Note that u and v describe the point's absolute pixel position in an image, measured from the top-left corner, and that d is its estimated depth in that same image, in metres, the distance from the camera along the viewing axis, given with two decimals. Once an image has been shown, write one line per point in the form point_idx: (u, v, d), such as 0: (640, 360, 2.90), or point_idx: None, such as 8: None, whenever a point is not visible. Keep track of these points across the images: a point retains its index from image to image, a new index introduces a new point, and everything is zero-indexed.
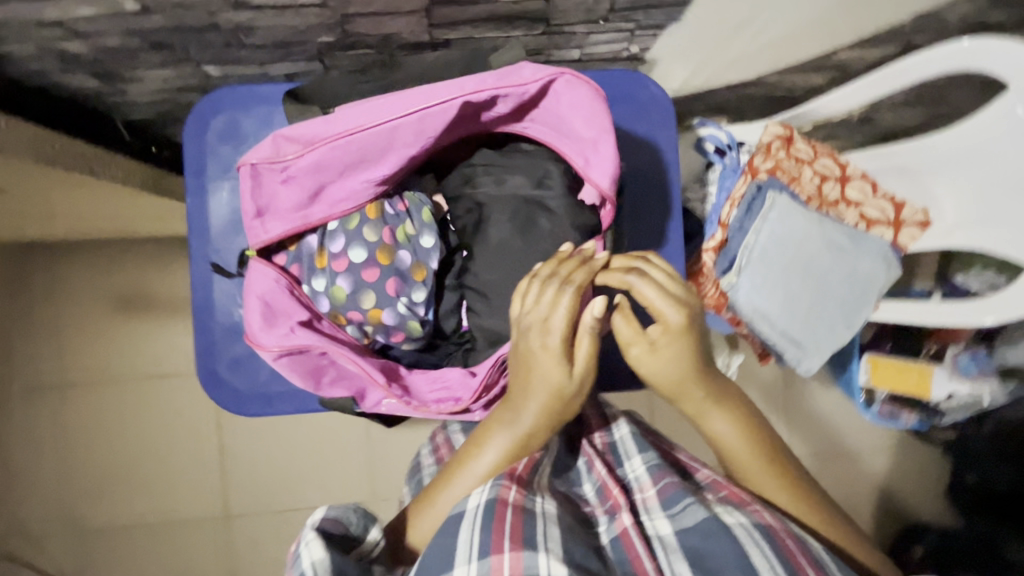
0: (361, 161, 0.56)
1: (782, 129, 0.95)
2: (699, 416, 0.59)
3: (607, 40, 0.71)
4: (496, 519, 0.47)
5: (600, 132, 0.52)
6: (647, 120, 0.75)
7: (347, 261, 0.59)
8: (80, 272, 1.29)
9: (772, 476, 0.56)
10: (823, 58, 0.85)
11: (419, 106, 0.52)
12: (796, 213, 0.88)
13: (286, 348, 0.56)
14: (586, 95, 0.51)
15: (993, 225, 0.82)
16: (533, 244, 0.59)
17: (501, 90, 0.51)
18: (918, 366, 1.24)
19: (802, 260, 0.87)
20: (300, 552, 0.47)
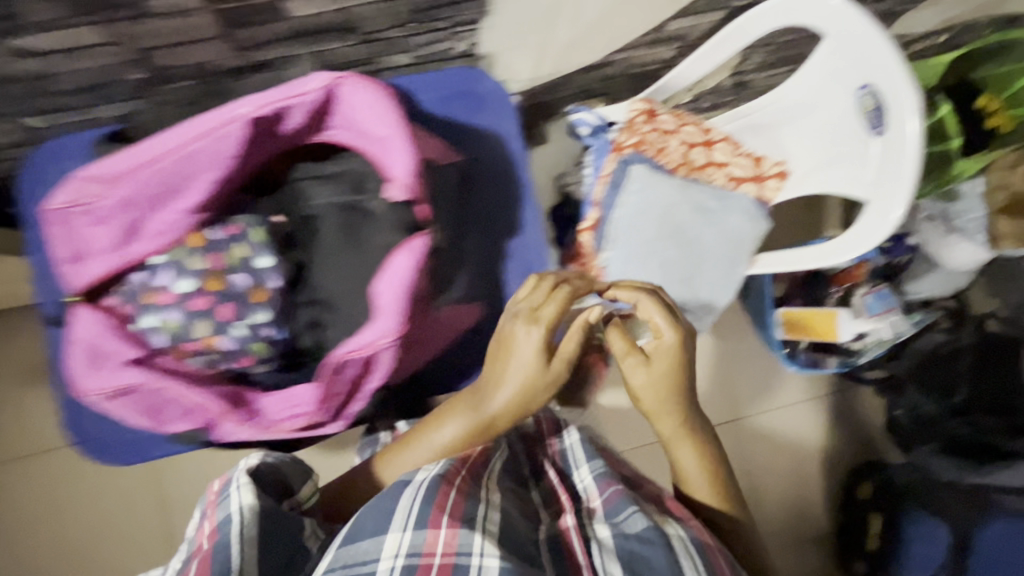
0: (167, 192, 0.55)
1: (644, 103, 0.97)
2: (671, 438, 0.69)
3: (429, 40, 0.71)
4: (440, 495, 0.53)
5: (391, 130, 0.53)
6: (489, 114, 0.77)
7: (177, 293, 0.59)
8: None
9: (710, 498, 0.68)
10: (658, 32, 0.87)
11: (207, 127, 0.52)
12: (659, 181, 0.91)
13: (113, 389, 0.55)
14: (373, 96, 0.52)
15: (833, 166, 0.85)
16: (361, 249, 0.60)
17: (279, 102, 0.52)
18: (824, 311, 1.27)
19: (671, 225, 0.90)
20: (231, 492, 0.56)
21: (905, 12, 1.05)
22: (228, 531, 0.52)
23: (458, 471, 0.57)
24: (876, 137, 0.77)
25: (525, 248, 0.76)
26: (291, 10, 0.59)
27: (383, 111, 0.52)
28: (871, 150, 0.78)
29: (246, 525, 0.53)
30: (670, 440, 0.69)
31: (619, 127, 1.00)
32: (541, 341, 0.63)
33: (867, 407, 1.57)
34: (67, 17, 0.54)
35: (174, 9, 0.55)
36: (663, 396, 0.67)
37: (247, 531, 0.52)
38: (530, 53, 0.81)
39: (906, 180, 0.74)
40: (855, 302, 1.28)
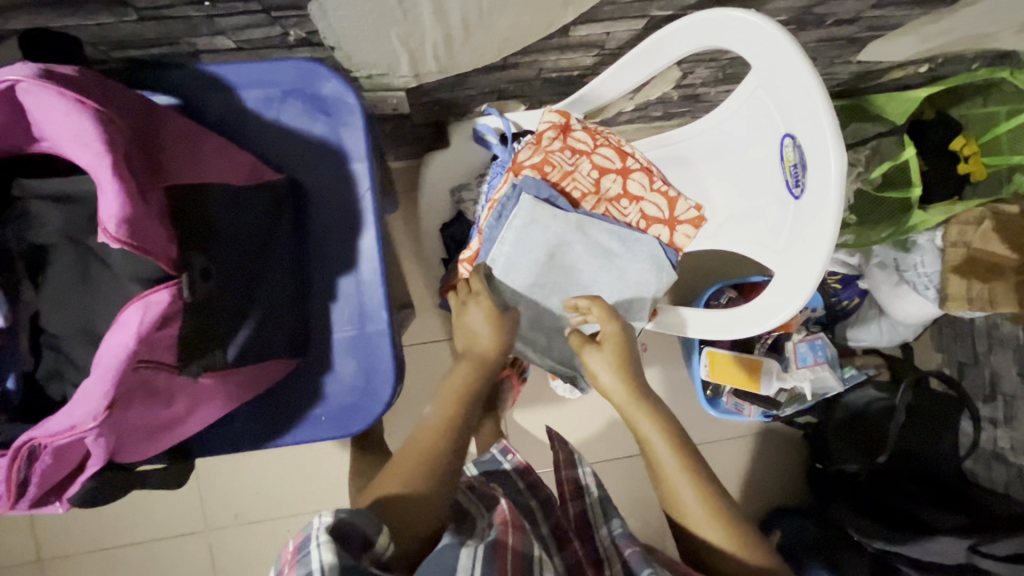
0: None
1: (558, 116, 0.83)
2: (631, 419, 0.67)
3: (249, 23, 0.57)
4: (499, 560, 0.50)
5: (92, 151, 0.41)
6: (333, 123, 0.63)
7: None
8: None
9: (681, 478, 0.61)
10: (567, 37, 0.72)
11: None
12: (545, 214, 0.79)
13: None
14: (61, 105, 0.40)
15: (750, 221, 0.73)
16: (97, 298, 0.47)
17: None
18: (749, 360, 1.18)
19: (563, 268, 0.81)
20: (306, 550, 0.44)
21: (876, 37, 0.90)
22: None
23: (507, 530, 0.54)
24: (793, 198, 0.65)
25: (361, 291, 0.64)
26: None
27: (77, 125, 0.40)
28: (785, 214, 0.67)
29: None
30: (626, 411, 0.67)
31: (527, 140, 0.86)
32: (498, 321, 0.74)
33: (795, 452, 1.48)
34: None
35: None
36: (613, 377, 0.70)
37: None
38: (396, 49, 0.66)
39: (818, 256, 0.62)
40: (789, 350, 1.20)
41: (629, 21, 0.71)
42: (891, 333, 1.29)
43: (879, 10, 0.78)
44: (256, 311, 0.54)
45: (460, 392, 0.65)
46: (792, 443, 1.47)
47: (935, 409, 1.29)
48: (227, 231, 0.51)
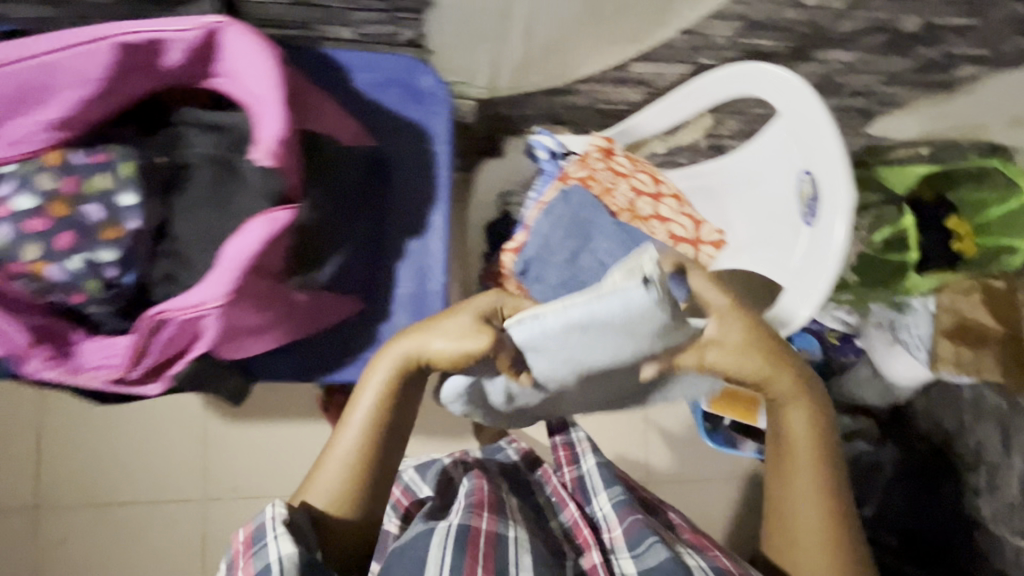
0: (25, 100, 0.51)
1: (604, 141, 0.97)
2: (780, 421, 0.67)
3: (373, 20, 0.69)
4: (470, 542, 0.59)
5: (265, 89, 0.50)
6: (421, 109, 0.74)
7: (10, 208, 0.53)
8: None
9: (811, 486, 0.64)
10: (622, 71, 0.85)
11: (78, 39, 0.49)
12: (644, 309, 0.53)
13: None
14: (253, 49, 0.50)
15: (767, 247, 0.83)
16: (227, 210, 0.57)
17: (155, 32, 0.49)
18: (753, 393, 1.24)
19: (605, 362, 0.60)
20: (267, 541, 0.53)
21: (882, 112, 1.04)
22: None
23: (481, 513, 0.63)
24: (808, 226, 0.75)
25: (424, 256, 0.73)
26: None
27: (260, 64, 0.50)
28: (800, 240, 0.76)
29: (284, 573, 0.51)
30: (779, 411, 0.66)
31: (574, 158, 0.98)
32: (451, 354, 0.57)
33: None
34: None
35: None
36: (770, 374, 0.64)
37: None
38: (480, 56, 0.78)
39: (826, 277, 0.71)
40: None
41: (675, 65, 0.84)
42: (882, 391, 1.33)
43: (887, 87, 0.91)
44: (345, 247, 0.71)
45: (381, 392, 0.60)
46: None
47: (924, 469, 1.31)
48: (334, 178, 0.69)
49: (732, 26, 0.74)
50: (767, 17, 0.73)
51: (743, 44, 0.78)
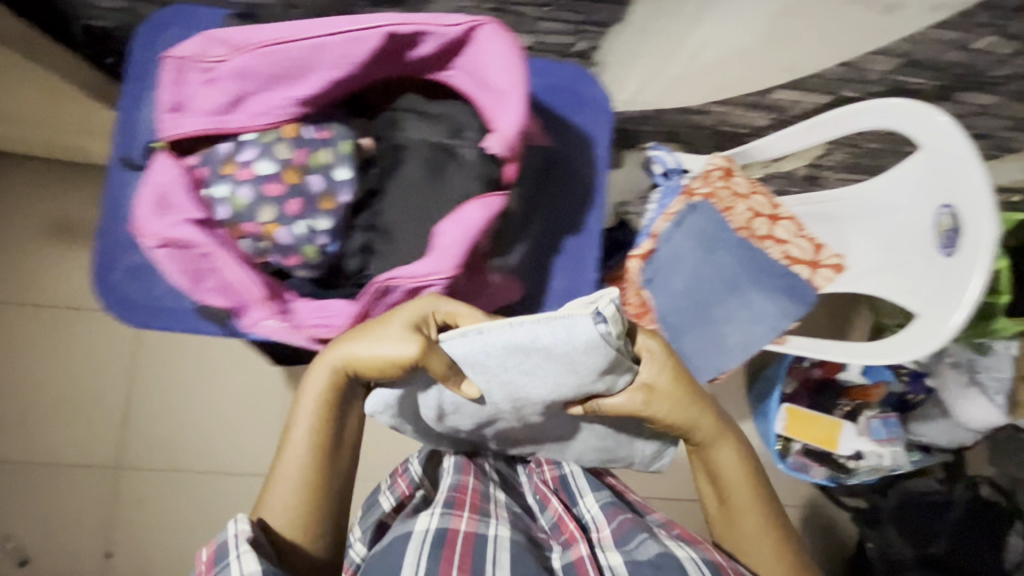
0: (283, 76, 0.57)
1: (724, 160, 0.99)
2: (703, 458, 0.70)
3: (557, 30, 0.74)
4: (446, 546, 0.56)
5: (510, 85, 0.55)
6: (584, 115, 0.78)
7: (252, 172, 0.59)
8: (39, 186, 1.40)
9: (751, 515, 0.67)
10: (762, 96, 0.89)
11: (348, 26, 0.54)
12: (589, 339, 0.52)
13: (166, 238, 0.56)
14: (505, 48, 0.55)
15: (894, 273, 0.86)
16: (440, 193, 0.61)
17: (427, 27, 0.53)
18: (830, 419, 1.29)
19: (536, 398, 0.58)
20: (228, 563, 0.53)
21: None
22: None
23: (460, 516, 0.60)
24: (944, 257, 0.78)
25: (581, 254, 0.76)
26: None
27: (510, 62, 0.55)
28: (933, 268, 0.80)
29: None
30: (704, 450, 0.69)
31: (693, 177, 1.01)
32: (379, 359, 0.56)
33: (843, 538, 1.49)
34: None
35: None
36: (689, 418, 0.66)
37: None
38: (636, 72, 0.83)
39: (964, 307, 0.73)
40: (863, 423, 1.30)
41: (815, 95, 0.88)
42: (949, 432, 1.21)
43: (1013, 135, 0.93)
44: (524, 239, 0.75)
45: (313, 398, 0.61)
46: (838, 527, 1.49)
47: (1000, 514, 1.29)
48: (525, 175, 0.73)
49: (888, 61, 0.77)
50: (926, 56, 0.76)
51: (892, 80, 0.82)
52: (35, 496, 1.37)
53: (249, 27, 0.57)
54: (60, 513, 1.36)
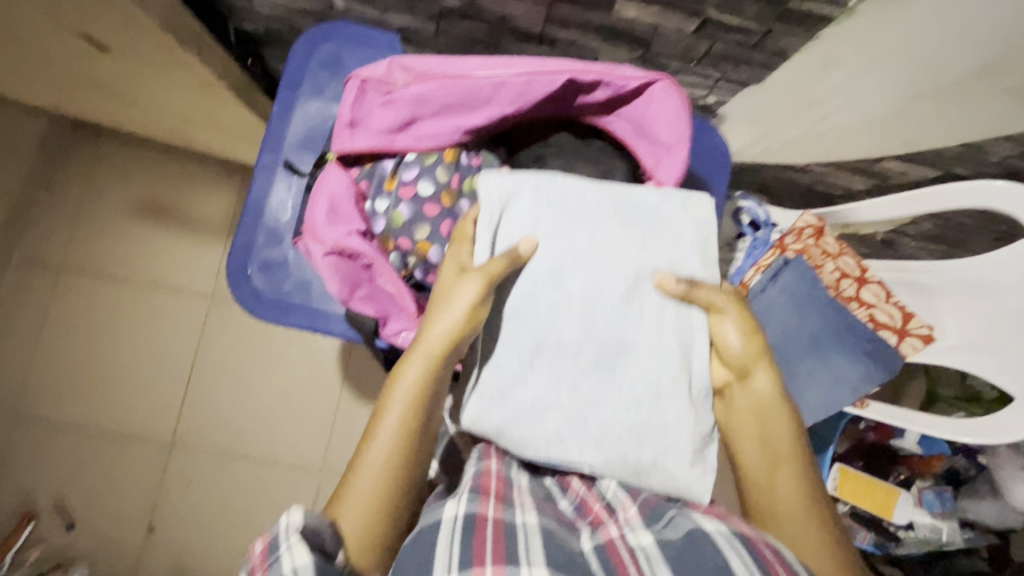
0: (459, 105, 0.60)
1: (815, 219, 1.01)
2: (745, 408, 0.66)
3: (692, 83, 0.77)
4: (477, 530, 0.52)
5: (676, 138, 0.61)
6: (704, 164, 0.81)
7: (415, 191, 0.63)
8: (136, 166, 1.47)
9: (789, 469, 0.62)
10: (870, 163, 0.91)
11: (531, 68, 0.57)
12: (684, 213, 0.66)
13: (337, 246, 0.61)
14: (677, 106, 0.60)
15: (988, 351, 0.89)
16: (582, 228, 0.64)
17: (606, 74, 0.58)
18: (885, 487, 1.24)
19: (591, 260, 0.63)
20: (279, 554, 0.49)
21: None
22: None
23: (488, 503, 0.56)
24: None
25: None
26: (619, 8, 0.65)
27: (680, 119, 0.60)
28: None
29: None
30: (747, 396, 0.66)
31: (784, 231, 1.04)
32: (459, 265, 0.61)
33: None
34: None
35: None
36: (757, 358, 0.65)
37: None
38: (757, 129, 0.85)
39: None
40: (914, 492, 1.26)
41: (924, 167, 0.89)
42: (998, 511, 1.18)
43: None
44: None
45: (406, 394, 0.58)
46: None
47: None
48: None
49: (1011, 147, 0.78)
50: None
51: (1008, 164, 0.83)
52: (91, 463, 1.40)
53: (427, 56, 0.61)
54: (108, 481, 1.39)
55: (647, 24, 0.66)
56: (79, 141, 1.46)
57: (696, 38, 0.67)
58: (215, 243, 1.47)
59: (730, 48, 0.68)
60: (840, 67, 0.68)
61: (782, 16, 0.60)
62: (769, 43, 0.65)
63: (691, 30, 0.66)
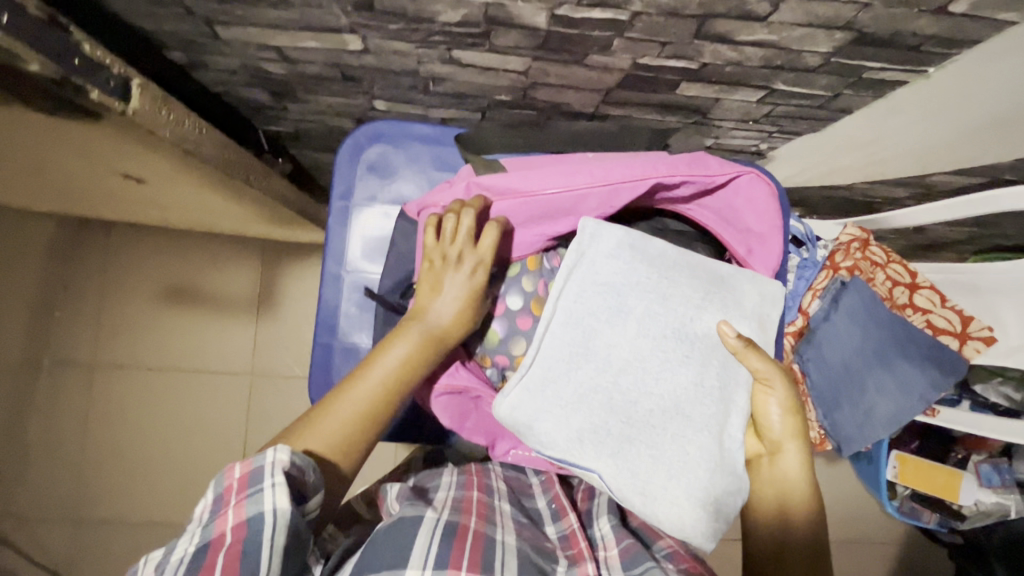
0: (542, 217, 0.66)
1: (859, 231, 0.98)
2: (770, 481, 0.62)
3: (744, 135, 0.77)
4: (458, 536, 0.52)
5: (767, 229, 0.65)
6: None
7: (505, 306, 0.71)
8: (151, 254, 1.43)
9: (800, 549, 0.57)
10: (918, 177, 0.91)
11: (618, 178, 0.60)
12: (750, 279, 0.67)
13: (449, 385, 0.66)
14: (767, 197, 0.63)
15: None
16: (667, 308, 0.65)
17: (692, 177, 0.61)
18: (946, 469, 1.16)
19: (652, 287, 0.65)
20: (261, 489, 0.48)
21: None
22: (258, 537, 0.47)
23: (470, 517, 0.56)
24: None
25: None
26: (682, 89, 0.64)
27: (769, 210, 0.64)
28: None
29: (276, 530, 0.47)
30: (773, 467, 0.62)
31: (829, 246, 1.00)
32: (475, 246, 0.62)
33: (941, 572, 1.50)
34: (518, 48, 0.56)
35: (604, 65, 0.59)
36: (788, 434, 0.63)
37: (276, 538, 0.47)
38: (807, 162, 0.85)
39: None
40: (971, 466, 1.17)
41: (973, 176, 0.89)
42: None
43: None
44: None
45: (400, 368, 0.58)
46: (936, 561, 1.51)
47: None
48: None
49: None
50: None
51: None
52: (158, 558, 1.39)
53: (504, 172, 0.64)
54: None
55: (710, 98, 0.65)
56: None
57: (760, 104, 0.67)
58: (244, 318, 1.45)
59: (793, 109, 0.68)
60: (907, 115, 0.67)
61: (853, 82, 0.61)
62: (834, 103, 0.66)
63: (755, 99, 0.65)
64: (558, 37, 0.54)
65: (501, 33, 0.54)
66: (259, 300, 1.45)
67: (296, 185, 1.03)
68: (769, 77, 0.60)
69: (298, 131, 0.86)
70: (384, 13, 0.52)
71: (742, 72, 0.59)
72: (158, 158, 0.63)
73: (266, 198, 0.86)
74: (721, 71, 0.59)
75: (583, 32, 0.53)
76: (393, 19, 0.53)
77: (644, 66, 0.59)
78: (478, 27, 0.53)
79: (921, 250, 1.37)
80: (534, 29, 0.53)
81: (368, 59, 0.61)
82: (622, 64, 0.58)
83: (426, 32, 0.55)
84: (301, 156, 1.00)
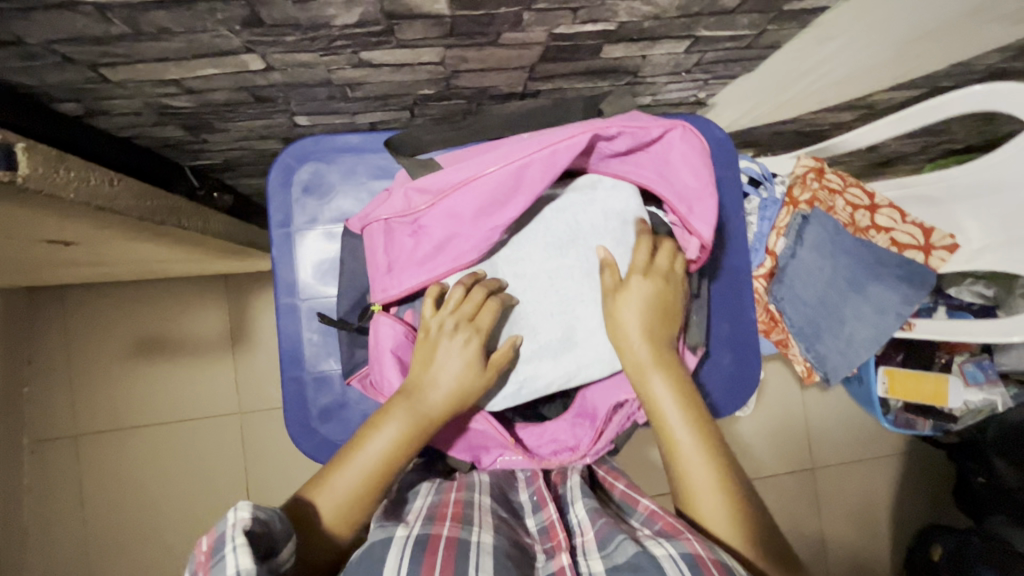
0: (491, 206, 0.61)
1: (814, 161, 0.98)
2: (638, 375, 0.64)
3: (681, 88, 0.76)
4: (427, 552, 0.51)
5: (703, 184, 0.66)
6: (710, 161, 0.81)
7: None
8: (112, 309, 1.37)
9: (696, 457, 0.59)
10: (860, 99, 0.90)
11: (555, 141, 0.58)
12: None
13: None
14: (696, 149, 0.65)
15: (1017, 248, 0.90)
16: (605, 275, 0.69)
17: (627, 128, 0.61)
18: (934, 375, 1.15)
19: (581, 242, 0.69)
20: (223, 554, 0.46)
21: None
22: None
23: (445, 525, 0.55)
24: None
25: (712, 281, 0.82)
26: (606, 52, 0.61)
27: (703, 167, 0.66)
28: None
29: None
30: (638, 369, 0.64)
31: (785, 180, 0.99)
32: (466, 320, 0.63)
33: (945, 472, 1.54)
34: (427, 38, 0.54)
35: (521, 42, 0.56)
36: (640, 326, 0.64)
37: None
38: (746, 105, 0.84)
39: None
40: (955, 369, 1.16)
41: (912, 89, 0.88)
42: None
43: None
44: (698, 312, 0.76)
45: (391, 455, 0.59)
46: (937, 464, 1.55)
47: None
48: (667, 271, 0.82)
49: (998, 54, 0.79)
50: None
51: (996, 66, 0.84)
52: None
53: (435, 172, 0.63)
54: None
55: (636, 57, 0.64)
56: (41, 303, 1.34)
57: (688, 53, 0.65)
58: (218, 357, 1.41)
59: (723, 53, 0.66)
60: (836, 39, 0.66)
61: (776, 17, 0.59)
62: (762, 40, 0.65)
63: (683, 49, 0.63)
64: (464, 20, 0.51)
65: (405, 27, 0.51)
66: (231, 337, 1.41)
67: (238, 216, 0.99)
68: (690, 25, 0.58)
69: (225, 159, 0.82)
70: (277, 26, 0.49)
71: (663, 25, 0.57)
72: (72, 220, 0.59)
73: (207, 237, 0.82)
74: (639, 28, 0.57)
75: (489, 11, 0.50)
76: (289, 30, 0.49)
77: (562, 36, 0.57)
78: (379, 24, 0.50)
79: (878, 167, 1.37)
80: (438, 17, 0.50)
81: (277, 77, 0.58)
82: (539, 37, 0.56)
83: (327, 38, 0.52)
84: (235, 186, 0.95)
